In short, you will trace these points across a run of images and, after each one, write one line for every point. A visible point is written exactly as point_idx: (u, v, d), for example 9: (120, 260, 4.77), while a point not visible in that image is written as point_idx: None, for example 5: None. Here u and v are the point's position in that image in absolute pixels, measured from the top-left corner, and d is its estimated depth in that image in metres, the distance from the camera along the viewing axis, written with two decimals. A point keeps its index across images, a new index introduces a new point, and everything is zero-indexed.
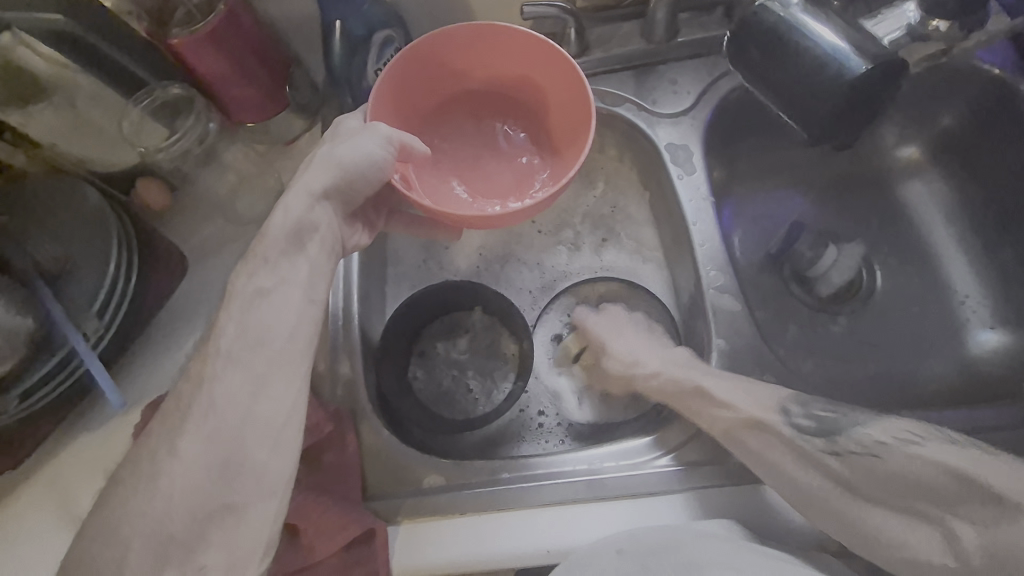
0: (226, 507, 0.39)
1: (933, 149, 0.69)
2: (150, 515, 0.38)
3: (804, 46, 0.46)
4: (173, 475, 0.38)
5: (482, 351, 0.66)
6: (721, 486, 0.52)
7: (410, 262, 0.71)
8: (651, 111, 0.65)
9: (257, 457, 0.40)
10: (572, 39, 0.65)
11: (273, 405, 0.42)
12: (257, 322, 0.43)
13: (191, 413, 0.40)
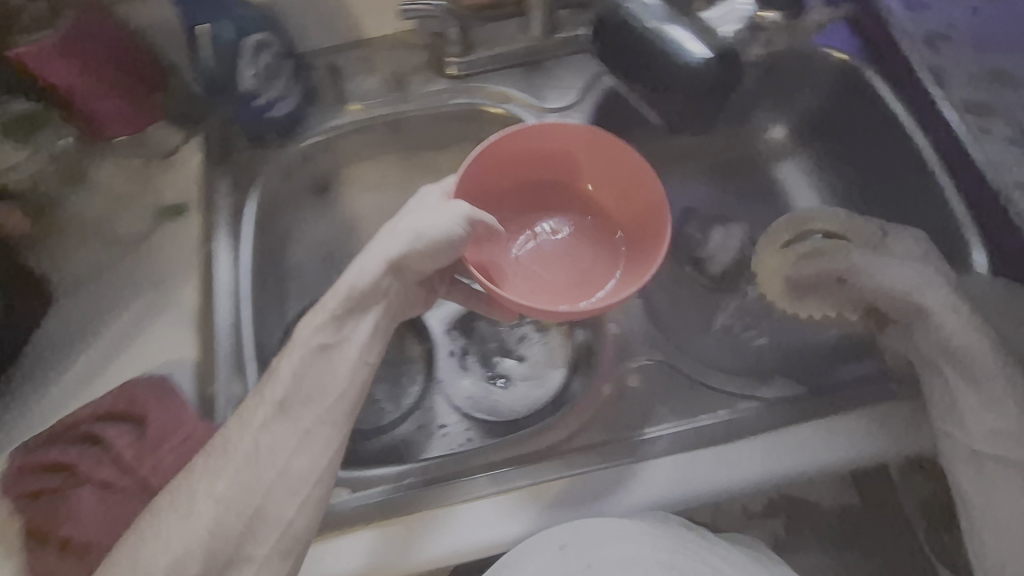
0: (233, 558, 0.43)
1: (800, 132, 0.74)
2: (169, 558, 0.42)
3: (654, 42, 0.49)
4: (189, 521, 0.43)
5: (390, 358, 0.65)
6: (623, 464, 0.52)
7: (311, 270, 0.70)
8: (537, 106, 0.67)
9: (271, 511, 0.44)
10: (453, 38, 0.67)
11: (301, 465, 0.45)
12: (304, 390, 0.47)
13: (226, 456, 0.45)
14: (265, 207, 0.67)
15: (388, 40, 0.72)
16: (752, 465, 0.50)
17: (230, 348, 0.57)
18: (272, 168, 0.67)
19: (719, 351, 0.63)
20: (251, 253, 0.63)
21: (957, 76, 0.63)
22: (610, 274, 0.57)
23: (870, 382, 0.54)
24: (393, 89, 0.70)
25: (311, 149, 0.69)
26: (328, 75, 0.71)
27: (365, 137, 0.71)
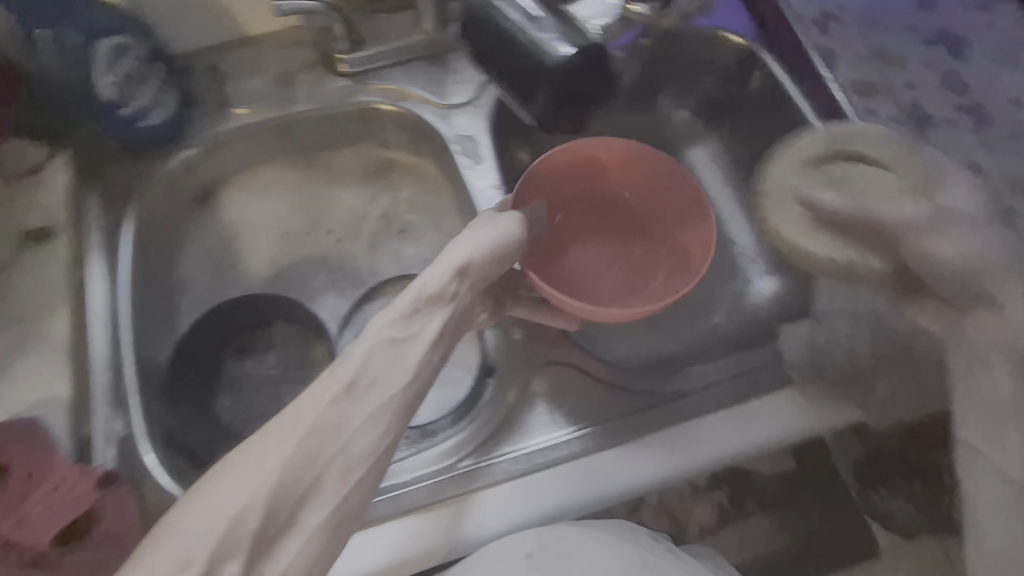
0: (281, 532, 0.34)
1: (705, 116, 0.73)
2: (209, 538, 0.32)
3: (511, 39, 0.42)
4: (243, 490, 0.33)
5: (291, 360, 0.64)
6: (516, 475, 0.51)
7: (204, 287, 0.67)
8: (438, 103, 0.65)
9: (329, 484, 0.35)
10: (339, 35, 0.63)
11: (366, 441, 0.36)
12: (374, 373, 0.38)
13: (269, 426, 0.35)
14: (145, 224, 0.62)
15: (273, 37, 0.67)
16: (638, 468, 0.50)
17: (110, 383, 0.55)
18: (150, 182, 0.62)
19: (618, 336, 0.63)
20: (130, 277, 0.59)
21: (846, 57, 0.64)
22: (658, 280, 0.61)
23: (762, 370, 0.54)
24: (280, 90, 0.65)
25: (193, 159, 0.64)
26: (209, 77, 0.66)
27: (253, 144, 0.67)
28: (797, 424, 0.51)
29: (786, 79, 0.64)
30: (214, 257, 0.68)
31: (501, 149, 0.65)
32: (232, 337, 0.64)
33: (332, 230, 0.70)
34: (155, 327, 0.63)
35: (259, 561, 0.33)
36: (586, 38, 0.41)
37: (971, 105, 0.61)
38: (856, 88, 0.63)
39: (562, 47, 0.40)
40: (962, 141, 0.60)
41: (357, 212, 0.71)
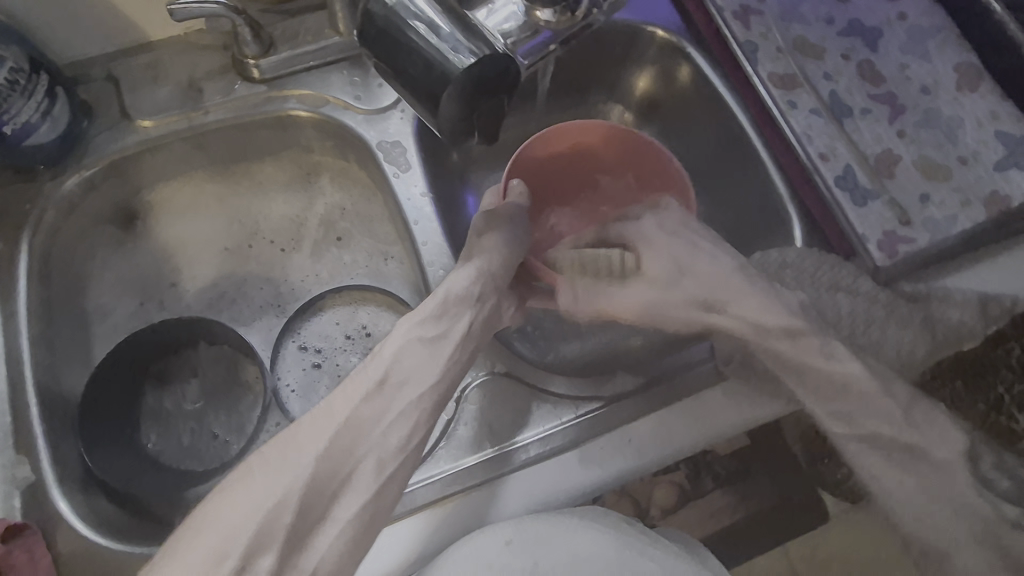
0: (317, 521, 0.40)
1: (641, 112, 0.74)
2: (255, 518, 0.37)
3: (411, 43, 0.41)
4: (285, 477, 0.39)
5: (217, 390, 0.61)
6: (492, 477, 0.51)
7: (121, 312, 0.63)
8: (361, 109, 0.62)
9: (361, 475, 0.41)
10: (248, 39, 0.59)
11: (396, 439, 0.43)
12: (403, 373, 0.45)
13: (307, 422, 0.42)
14: (47, 251, 0.57)
15: (177, 43, 0.63)
16: (606, 461, 0.51)
17: (3, 429, 0.50)
18: (44, 205, 0.57)
19: (563, 337, 0.63)
20: (30, 310, 0.55)
21: (768, 50, 0.63)
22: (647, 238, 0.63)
23: (699, 369, 0.54)
24: (187, 98, 0.61)
25: (95, 178, 0.59)
26: (109, 87, 0.61)
27: (162, 158, 0.62)
28: (733, 419, 0.52)
29: (712, 75, 0.65)
30: (134, 279, 0.65)
31: (430, 152, 0.63)
32: (152, 367, 0.61)
33: (273, 239, 0.67)
34: (66, 359, 0.59)
35: (295, 547, 0.39)
36: (485, 38, 0.41)
37: (886, 95, 0.62)
38: (774, 80, 0.62)
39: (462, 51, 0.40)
40: (879, 132, 0.61)
41: (287, 223, 0.68)
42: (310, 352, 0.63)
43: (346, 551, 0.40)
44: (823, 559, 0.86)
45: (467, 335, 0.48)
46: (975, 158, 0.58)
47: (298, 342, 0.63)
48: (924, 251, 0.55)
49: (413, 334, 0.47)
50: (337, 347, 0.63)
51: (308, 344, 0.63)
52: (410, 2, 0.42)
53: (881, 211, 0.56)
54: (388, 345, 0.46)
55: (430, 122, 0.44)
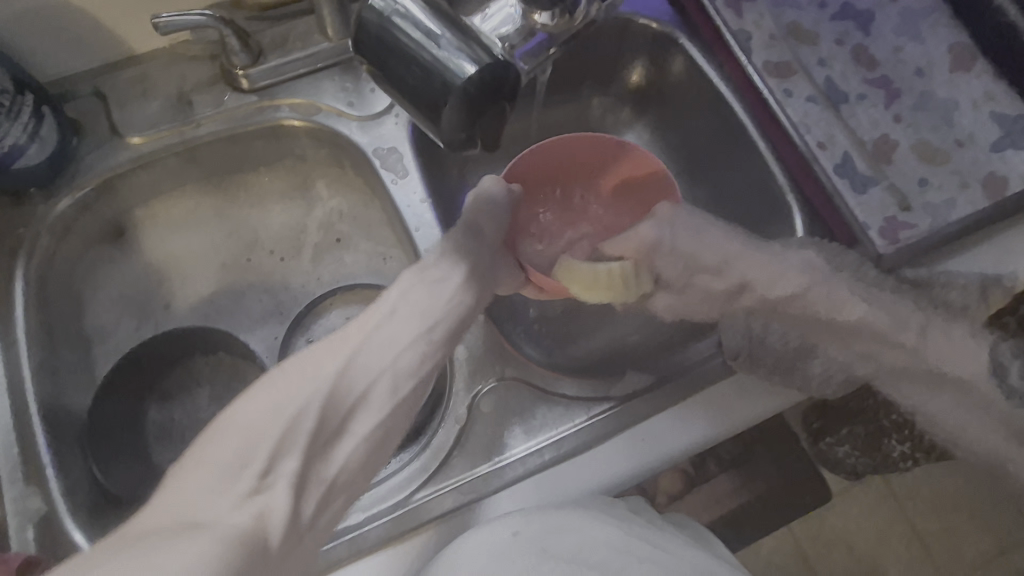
0: (333, 436, 0.38)
1: (634, 105, 0.74)
2: (270, 431, 0.36)
3: (410, 57, 0.41)
4: (299, 393, 0.37)
5: (222, 394, 0.61)
6: (519, 478, 0.51)
7: (122, 332, 0.63)
8: (355, 116, 0.61)
9: (378, 395, 0.40)
10: (236, 49, 0.58)
11: (410, 363, 0.42)
12: (415, 301, 0.44)
13: (324, 343, 0.40)
14: (44, 276, 0.57)
15: (164, 55, 0.62)
16: (628, 453, 0.51)
17: (12, 460, 0.50)
18: (37, 230, 0.56)
19: (568, 335, 0.63)
20: (30, 337, 0.54)
21: (761, 38, 0.63)
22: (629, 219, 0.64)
23: (707, 363, 0.54)
24: (178, 112, 0.60)
25: (88, 199, 0.59)
26: (97, 103, 0.60)
27: (155, 173, 0.61)
28: (741, 411, 0.53)
29: (707, 64, 0.65)
30: (132, 298, 0.64)
31: (428, 156, 0.62)
32: (152, 385, 0.60)
33: (272, 249, 0.66)
34: (71, 384, 0.58)
35: (313, 460, 0.37)
36: (485, 48, 0.41)
37: (881, 79, 0.62)
38: (770, 69, 0.62)
39: (463, 66, 0.40)
40: (875, 117, 0.60)
41: (286, 233, 0.67)
42: None
43: (359, 469, 0.39)
44: (829, 536, 0.87)
45: (467, 274, 0.47)
46: (971, 139, 0.58)
47: (309, 342, 0.62)
48: (925, 236, 0.55)
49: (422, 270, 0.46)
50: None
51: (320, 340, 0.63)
52: (406, 13, 0.41)
53: (882, 197, 0.57)
54: (397, 279, 0.45)
55: (431, 133, 0.43)
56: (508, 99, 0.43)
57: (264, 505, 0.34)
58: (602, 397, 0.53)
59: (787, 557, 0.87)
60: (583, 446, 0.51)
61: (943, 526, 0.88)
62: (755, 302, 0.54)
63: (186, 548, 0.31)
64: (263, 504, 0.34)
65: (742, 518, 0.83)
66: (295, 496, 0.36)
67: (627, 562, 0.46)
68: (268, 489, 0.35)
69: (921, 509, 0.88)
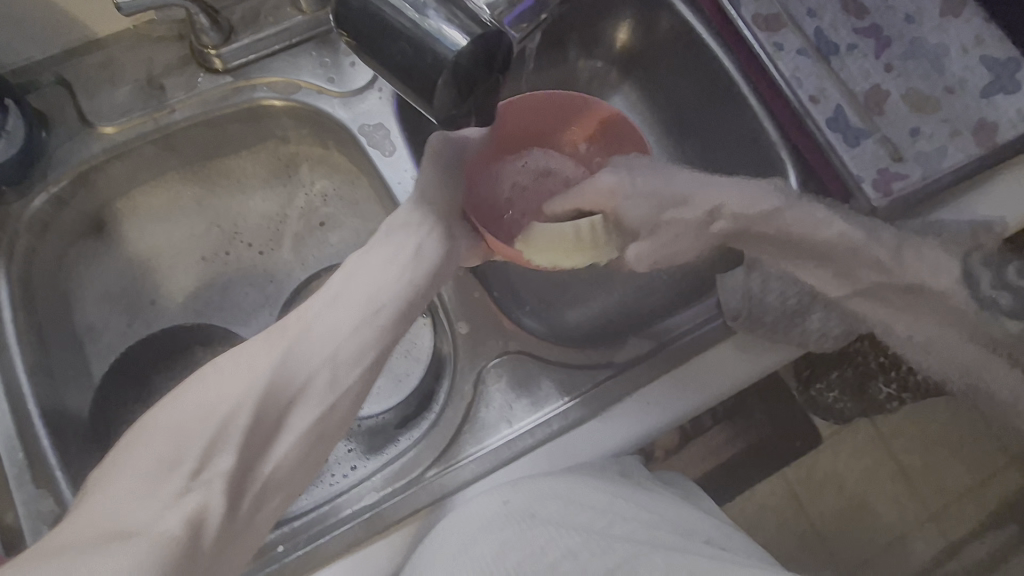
0: (270, 431, 0.37)
1: (622, 64, 0.73)
2: (201, 431, 0.35)
3: (397, 28, 0.39)
4: (230, 390, 0.37)
5: None
6: (531, 448, 0.52)
7: (114, 330, 0.61)
8: (336, 92, 0.58)
9: (315, 385, 0.38)
10: (205, 27, 0.55)
11: (352, 352, 0.39)
12: (360, 287, 0.41)
13: (259, 339, 0.39)
14: (27, 276, 0.55)
15: (128, 37, 0.59)
16: (634, 421, 0.52)
17: (17, 464, 0.49)
18: (15, 229, 0.54)
19: (565, 304, 0.64)
20: (21, 340, 0.52)
21: None
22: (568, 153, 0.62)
23: (701, 326, 0.55)
24: (150, 97, 0.57)
25: (63, 193, 0.56)
26: (62, 92, 0.57)
27: (132, 163, 0.59)
28: (742, 367, 0.54)
29: (694, 19, 0.63)
30: (124, 292, 0.63)
31: (413, 132, 0.60)
32: (151, 389, 0.59)
33: (252, 239, 0.65)
34: (68, 383, 0.57)
35: (252, 451, 0.37)
36: (476, 15, 0.39)
37: (871, 27, 0.60)
38: (760, 22, 0.60)
39: (453, 35, 0.38)
40: (866, 67, 0.59)
41: (273, 217, 0.66)
42: None
43: (299, 458, 0.38)
44: (820, 477, 0.90)
45: (436, 236, 0.44)
46: (962, 86, 0.57)
47: None
48: (918, 185, 0.55)
49: (374, 248, 0.43)
50: None
51: None
52: None
53: (874, 149, 0.56)
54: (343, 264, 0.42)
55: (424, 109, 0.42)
56: (503, 67, 0.41)
57: (200, 504, 0.34)
58: (607, 366, 0.54)
59: (781, 500, 0.90)
60: (590, 418, 0.52)
61: (926, 457, 0.91)
62: (725, 228, 0.54)
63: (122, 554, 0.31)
64: (195, 504, 0.34)
65: (739, 467, 0.85)
66: (232, 493, 0.36)
67: (612, 520, 0.44)
68: (199, 489, 0.35)
69: (906, 447, 0.91)
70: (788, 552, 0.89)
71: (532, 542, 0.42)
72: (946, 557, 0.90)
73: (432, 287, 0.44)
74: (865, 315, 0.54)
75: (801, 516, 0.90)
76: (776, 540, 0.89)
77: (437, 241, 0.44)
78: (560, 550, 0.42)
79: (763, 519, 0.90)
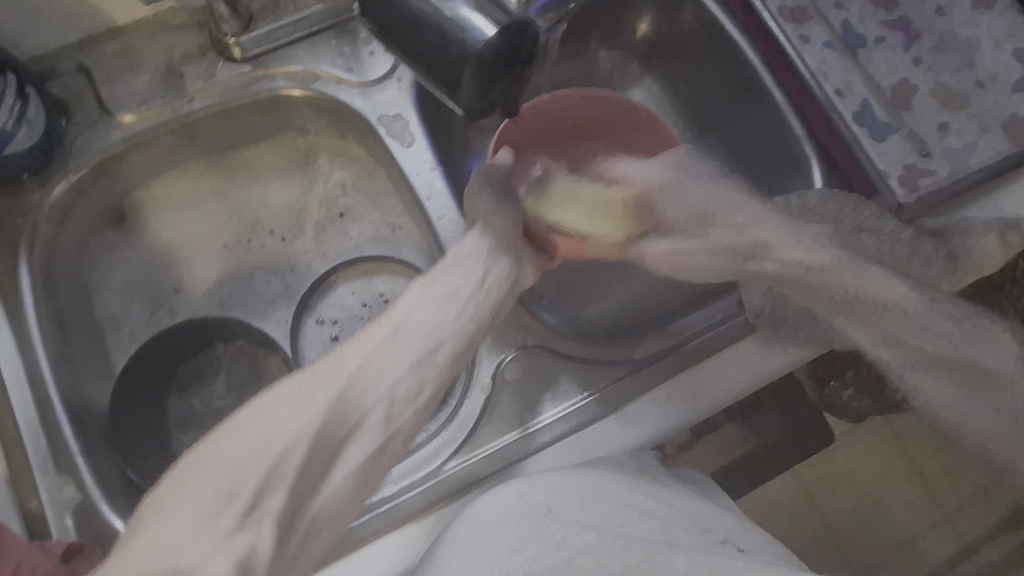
0: (324, 468, 0.35)
1: (643, 56, 0.72)
2: (257, 468, 0.33)
3: (421, 16, 0.39)
4: (292, 422, 0.34)
5: (242, 384, 0.62)
6: (550, 443, 0.51)
7: (134, 320, 0.62)
8: (355, 82, 0.58)
9: (372, 421, 0.37)
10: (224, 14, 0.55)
11: (408, 390, 0.38)
12: (420, 323, 0.40)
13: (318, 368, 0.37)
14: (48, 266, 0.55)
15: (148, 25, 0.58)
16: (654, 417, 0.52)
17: (41, 452, 0.49)
18: (35, 218, 0.54)
19: (583, 300, 0.64)
20: (43, 329, 0.53)
21: None
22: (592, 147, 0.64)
23: (724, 324, 0.54)
24: (169, 86, 0.57)
25: (84, 182, 0.56)
26: (82, 80, 0.57)
27: (151, 152, 0.59)
28: (763, 366, 0.53)
29: (718, 10, 0.62)
30: (144, 284, 0.63)
31: (432, 124, 0.60)
32: (173, 375, 0.61)
33: (271, 231, 0.65)
34: (90, 372, 0.57)
35: (306, 491, 0.34)
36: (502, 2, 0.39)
37: (899, 19, 0.59)
38: (785, 14, 0.58)
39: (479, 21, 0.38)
40: (894, 60, 0.58)
41: (291, 208, 0.66)
42: (333, 324, 0.62)
43: (349, 498, 0.36)
44: (833, 477, 0.90)
45: (490, 273, 0.44)
46: (993, 80, 0.56)
47: (320, 316, 0.62)
48: (945, 183, 0.54)
49: (430, 282, 0.42)
50: (354, 317, 0.63)
51: (326, 314, 0.63)
52: None
53: (901, 144, 0.55)
54: (400, 295, 0.41)
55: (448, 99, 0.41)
56: (530, 57, 0.40)
57: (250, 544, 0.32)
58: (627, 363, 0.54)
59: (794, 498, 0.90)
60: (609, 414, 0.52)
61: (941, 457, 0.91)
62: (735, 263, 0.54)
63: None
64: (247, 543, 0.32)
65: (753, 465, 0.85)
66: (281, 535, 0.33)
67: (630, 518, 0.43)
68: (254, 527, 0.32)
69: (921, 447, 0.91)
70: (800, 551, 0.89)
71: (548, 536, 0.41)
72: (960, 557, 0.89)
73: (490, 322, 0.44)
74: (892, 314, 0.53)
75: (813, 515, 0.90)
76: (788, 538, 0.89)
77: (489, 276, 0.44)
78: (576, 545, 0.40)
79: (776, 517, 0.89)
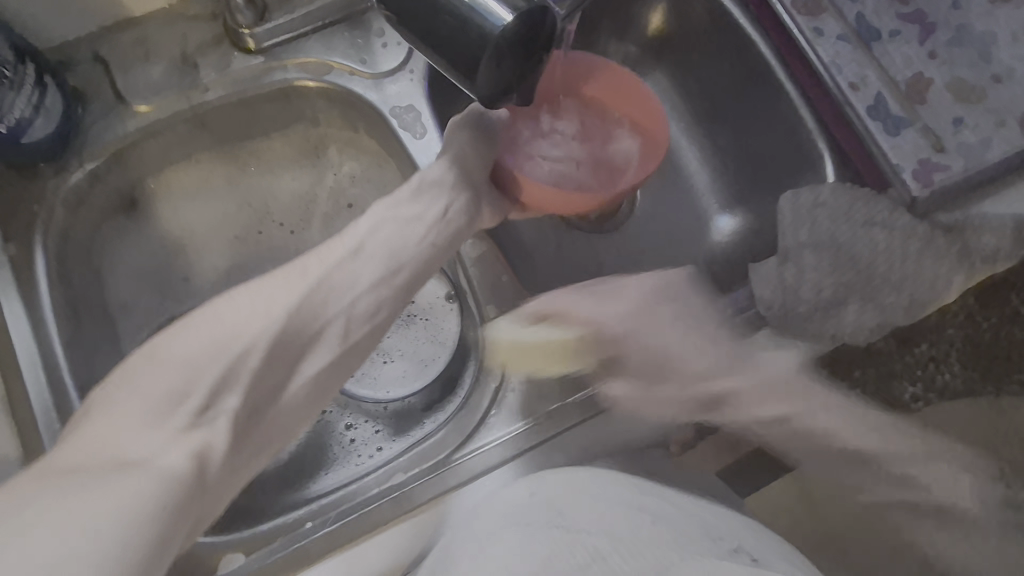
0: (283, 373, 0.40)
1: (654, 51, 0.72)
2: (214, 365, 0.37)
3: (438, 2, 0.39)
4: (251, 324, 0.39)
5: None
6: (558, 433, 0.52)
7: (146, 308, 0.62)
8: (367, 74, 0.58)
9: (329, 334, 0.42)
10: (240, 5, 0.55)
11: (363, 308, 0.43)
12: (375, 245, 0.45)
13: (274, 279, 0.41)
14: (63, 252, 0.56)
15: (163, 15, 0.59)
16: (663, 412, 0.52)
17: (54, 435, 0.50)
18: (51, 205, 0.55)
19: None
20: (56, 314, 0.53)
21: None
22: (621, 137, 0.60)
23: (733, 318, 0.54)
24: (184, 75, 0.58)
25: (99, 170, 0.57)
26: (98, 69, 0.58)
27: (164, 141, 0.59)
28: (772, 361, 0.53)
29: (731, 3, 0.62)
30: (154, 272, 0.63)
31: (443, 117, 0.60)
32: None
33: (281, 221, 0.66)
34: (102, 358, 0.58)
35: (260, 394, 0.39)
36: None
37: (915, 13, 0.58)
38: (798, 6, 0.58)
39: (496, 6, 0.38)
40: (909, 54, 0.57)
41: (302, 199, 0.66)
42: None
43: (306, 401, 0.41)
44: None
45: (448, 209, 0.49)
46: (1010, 74, 0.55)
47: None
48: (960, 178, 0.53)
49: (387, 210, 0.47)
50: None
51: None
52: None
53: (915, 139, 0.54)
54: (363, 218, 0.46)
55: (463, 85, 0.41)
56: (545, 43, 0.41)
57: (203, 442, 0.35)
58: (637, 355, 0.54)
59: None
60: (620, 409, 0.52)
61: None
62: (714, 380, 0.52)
63: (121, 486, 0.30)
64: (201, 439, 0.35)
65: None
66: (237, 431, 0.37)
67: (640, 524, 0.42)
68: (208, 424, 0.36)
69: None
70: None
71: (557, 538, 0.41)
72: None
73: (447, 249, 0.49)
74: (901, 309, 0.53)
75: None
76: None
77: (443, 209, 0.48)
78: (586, 549, 0.39)
79: None
